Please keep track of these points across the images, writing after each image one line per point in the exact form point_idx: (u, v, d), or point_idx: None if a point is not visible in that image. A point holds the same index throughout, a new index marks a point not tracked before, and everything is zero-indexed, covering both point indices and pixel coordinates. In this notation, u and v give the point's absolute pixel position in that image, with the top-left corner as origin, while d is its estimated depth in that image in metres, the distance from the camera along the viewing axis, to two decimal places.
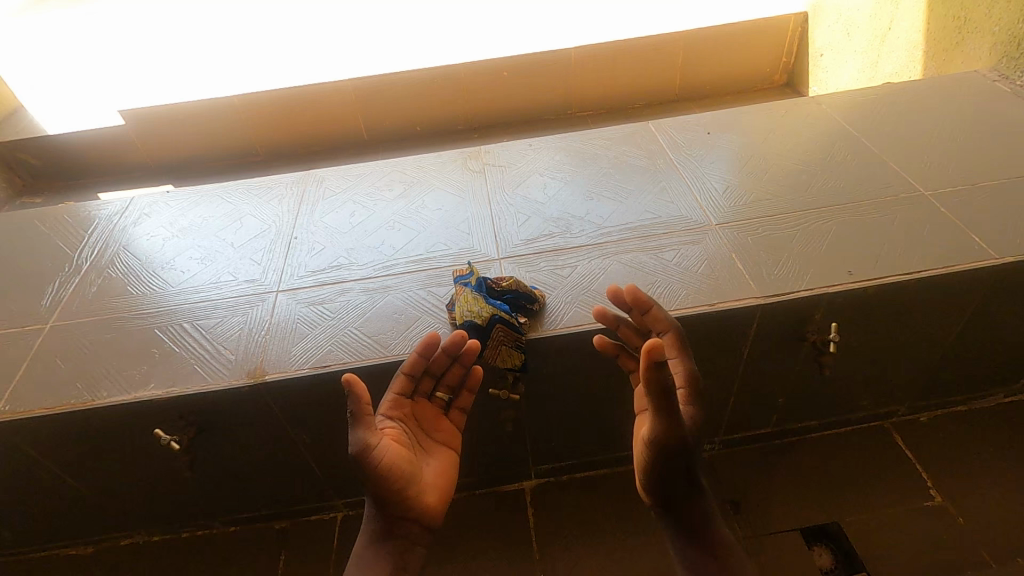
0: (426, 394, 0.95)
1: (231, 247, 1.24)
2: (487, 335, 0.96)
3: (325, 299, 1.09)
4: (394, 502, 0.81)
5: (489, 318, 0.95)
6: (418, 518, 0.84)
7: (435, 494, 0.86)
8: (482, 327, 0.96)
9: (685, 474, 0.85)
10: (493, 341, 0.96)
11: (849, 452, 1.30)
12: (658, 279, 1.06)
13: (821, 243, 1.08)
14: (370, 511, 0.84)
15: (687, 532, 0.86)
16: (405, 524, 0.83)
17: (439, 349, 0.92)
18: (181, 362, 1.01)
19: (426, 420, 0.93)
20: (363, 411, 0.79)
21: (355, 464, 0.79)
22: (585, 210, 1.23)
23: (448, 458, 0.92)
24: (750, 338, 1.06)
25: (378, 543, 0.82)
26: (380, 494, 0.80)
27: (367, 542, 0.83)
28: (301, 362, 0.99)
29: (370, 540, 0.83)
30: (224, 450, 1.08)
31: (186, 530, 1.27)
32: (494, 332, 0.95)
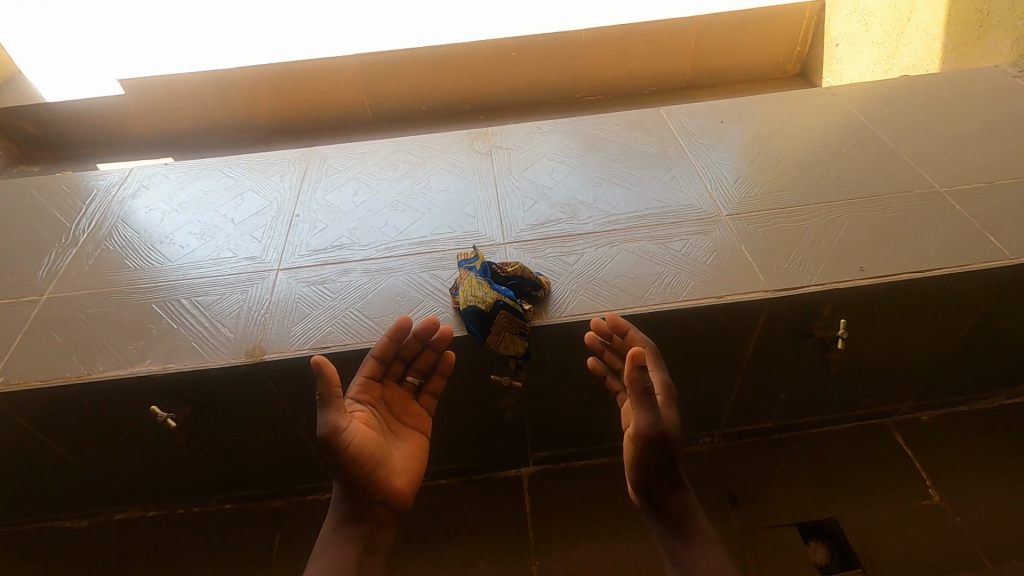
0: (396, 378, 0.93)
1: (232, 222, 1.22)
2: (491, 322, 0.93)
3: (327, 279, 1.08)
4: (361, 485, 0.80)
5: (494, 303, 0.93)
6: (386, 502, 0.82)
7: (403, 477, 0.85)
8: (487, 313, 0.93)
9: (669, 472, 0.84)
10: (498, 328, 0.94)
11: (849, 449, 1.30)
12: (666, 270, 1.04)
13: (832, 237, 1.06)
14: (337, 495, 0.82)
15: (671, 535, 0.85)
16: (372, 508, 0.81)
17: (411, 333, 0.92)
18: (179, 339, 1.00)
19: (396, 404, 0.92)
20: (332, 394, 0.79)
21: (322, 447, 0.79)
22: (593, 196, 1.20)
23: (419, 442, 0.91)
24: (757, 332, 1.04)
25: (345, 528, 0.81)
26: (346, 477, 0.80)
27: (333, 528, 0.81)
28: (301, 342, 0.98)
29: (337, 526, 0.81)
30: (220, 429, 1.07)
31: (182, 506, 1.26)
32: (499, 319, 0.93)
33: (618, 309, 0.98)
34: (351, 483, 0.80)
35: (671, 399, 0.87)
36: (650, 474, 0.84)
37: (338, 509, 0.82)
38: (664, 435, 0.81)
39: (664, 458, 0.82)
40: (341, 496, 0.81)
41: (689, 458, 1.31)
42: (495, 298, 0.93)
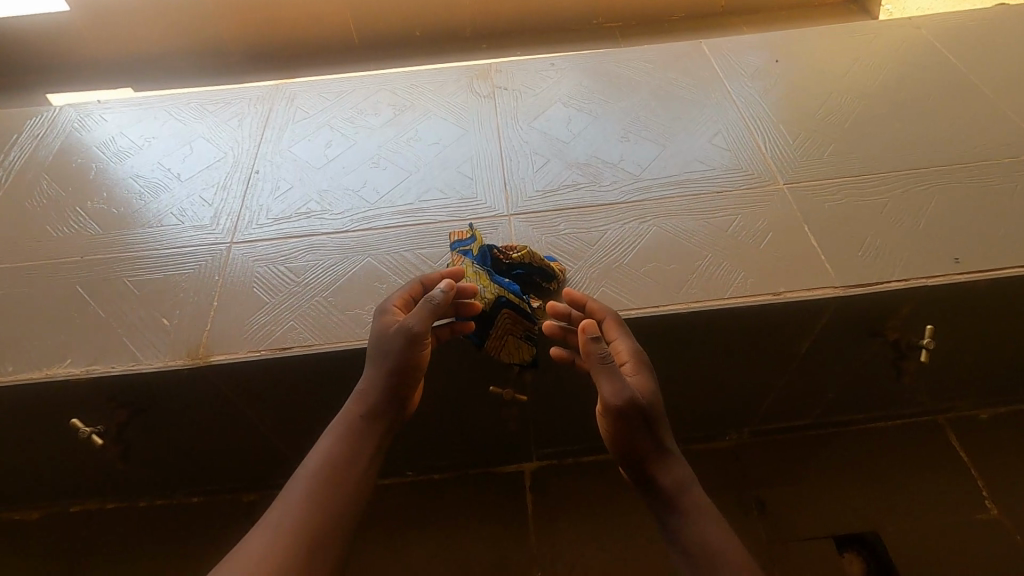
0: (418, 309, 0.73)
1: (179, 179, 1.00)
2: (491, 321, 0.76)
3: (290, 257, 0.88)
4: (408, 379, 0.66)
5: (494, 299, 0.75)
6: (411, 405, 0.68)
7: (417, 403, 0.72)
8: (486, 310, 0.75)
9: (653, 451, 0.63)
10: (499, 329, 0.76)
11: (896, 450, 1.14)
12: (709, 255, 0.84)
13: (917, 217, 0.85)
14: (373, 382, 0.66)
15: (669, 536, 0.61)
16: (402, 403, 0.66)
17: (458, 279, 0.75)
18: (108, 333, 0.81)
19: None
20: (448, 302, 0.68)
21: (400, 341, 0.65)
22: (617, 154, 0.98)
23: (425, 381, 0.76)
24: (814, 334, 0.85)
25: (370, 418, 0.64)
26: (404, 364, 0.65)
27: (354, 415, 0.64)
28: (257, 341, 0.79)
29: (358, 412, 0.64)
30: (165, 434, 0.90)
31: (144, 499, 1.13)
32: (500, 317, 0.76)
33: (649, 307, 0.79)
34: (403, 373, 0.66)
35: (643, 366, 0.68)
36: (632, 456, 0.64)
37: (365, 393, 0.65)
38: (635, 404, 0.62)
39: (641, 433, 0.63)
40: (382, 382, 0.65)
41: (713, 456, 1.15)
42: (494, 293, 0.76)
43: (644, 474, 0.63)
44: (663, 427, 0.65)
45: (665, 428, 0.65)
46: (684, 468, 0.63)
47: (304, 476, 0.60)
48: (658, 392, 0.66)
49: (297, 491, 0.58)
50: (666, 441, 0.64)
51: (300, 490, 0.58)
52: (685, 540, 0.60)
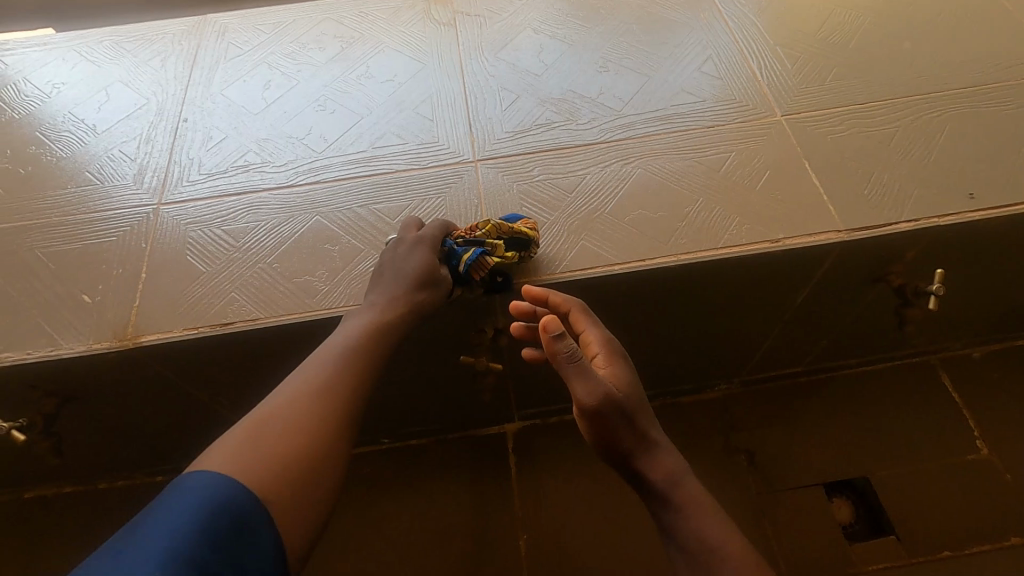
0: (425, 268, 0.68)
1: (96, 132, 0.87)
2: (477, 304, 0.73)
3: (227, 217, 0.77)
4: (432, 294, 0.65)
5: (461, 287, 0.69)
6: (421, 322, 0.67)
7: None
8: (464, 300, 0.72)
9: (639, 447, 0.56)
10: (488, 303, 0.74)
11: (888, 394, 1.11)
12: (700, 199, 0.75)
13: (927, 150, 0.77)
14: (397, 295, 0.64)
15: (665, 533, 0.56)
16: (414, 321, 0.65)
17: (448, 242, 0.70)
18: (20, 313, 0.71)
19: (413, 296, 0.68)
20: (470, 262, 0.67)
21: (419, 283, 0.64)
22: (596, 87, 0.87)
23: None
24: (815, 281, 0.78)
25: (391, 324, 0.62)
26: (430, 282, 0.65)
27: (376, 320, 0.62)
28: (195, 316, 0.70)
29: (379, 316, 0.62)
30: (107, 421, 0.81)
31: (101, 482, 1.05)
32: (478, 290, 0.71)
33: (635, 261, 0.71)
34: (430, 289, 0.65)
35: (619, 357, 0.60)
36: (613, 454, 0.56)
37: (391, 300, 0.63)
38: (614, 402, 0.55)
39: (622, 433, 0.55)
40: (411, 294, 0.63)
41: (702, 408, 1.10)
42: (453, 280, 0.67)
43: (628, 470, 0.56)
44: (648, 419, 0.58)
45: (647, 419, 0.57)
46: (671, 457, 0.57)
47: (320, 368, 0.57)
48: (638, 383, 0.59)
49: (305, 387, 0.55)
50: (648, 431, 0.57)
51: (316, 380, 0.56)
52: (682, 537, 0.54)
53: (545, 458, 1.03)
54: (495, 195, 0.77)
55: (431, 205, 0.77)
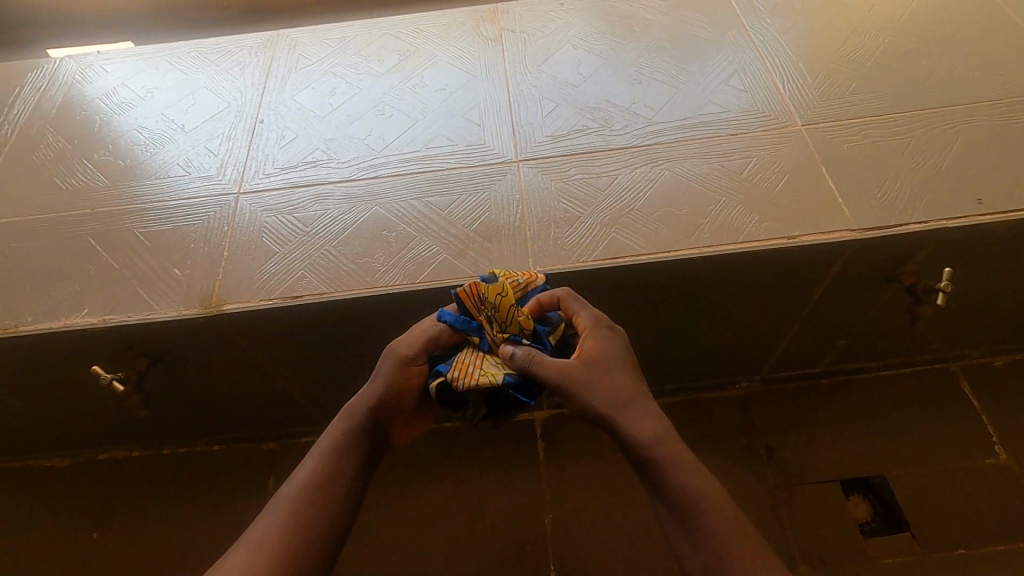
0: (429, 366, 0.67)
1: (183, 130, 0.99)
2: (500, 396, 0.68)
3: (297, 205, 0.87)
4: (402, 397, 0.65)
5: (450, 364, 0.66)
6: (397, 433, 0.68)
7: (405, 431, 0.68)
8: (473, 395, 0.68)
9: (606, 406, 0.61)
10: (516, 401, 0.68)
11: (906, 397, 1.14)
12: (722, 199, 0.82)
13: (939, 158, 0.82)
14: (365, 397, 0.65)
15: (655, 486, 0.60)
16: (386, 430, 0.66)
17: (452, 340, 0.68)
18: (121, 281, 0.82)
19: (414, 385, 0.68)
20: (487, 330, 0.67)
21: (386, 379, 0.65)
22: (629, 97, 0.95)
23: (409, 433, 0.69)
24: (830, 277, 0.84)
25: (355, 436, 0.63)
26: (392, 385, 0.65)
27: (336, 436, 0.63)
28: (268, 290, 0.80)
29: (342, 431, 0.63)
30: (183, 384, 0.91)
31: (167, 448, 1.15)
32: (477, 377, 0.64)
33: (660, 253, 0.79)
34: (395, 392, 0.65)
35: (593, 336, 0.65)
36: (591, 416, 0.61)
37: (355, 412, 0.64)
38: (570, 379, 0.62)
39: (586, 398, 0.61)
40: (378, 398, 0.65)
41: (721, 404, 1.16)
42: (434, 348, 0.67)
43: (611, 432, 0.61)
44: (617, 382, 0.62)
45: (620, 380, 0.63)
46: (646, 416, 0.62)
47: (282, 500, 0.59)
48: (609, 355, 0.64)
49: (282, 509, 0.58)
50: (621, 392, 0.62)
51: (281, 510, 0.58)
52: (670, 493, 0.59)
53: (571, 444, 1.10)
54: (535, 192, 0.86)
55: (477, 199, 0.86)
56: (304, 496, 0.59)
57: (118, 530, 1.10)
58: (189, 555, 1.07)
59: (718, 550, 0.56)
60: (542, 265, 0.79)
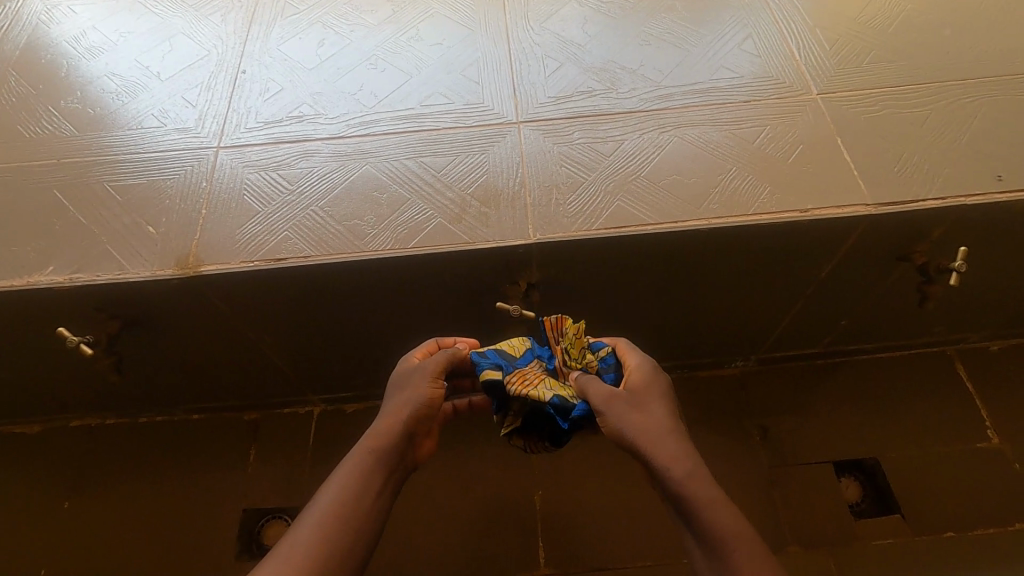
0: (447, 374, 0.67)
1: (159, 79, 0.92)
2: (541, 417, 0.69)
3: (281, 162, 0.82)
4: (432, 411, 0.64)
5: (508, 369, 0.68)
6: (423, 448, 0.65)
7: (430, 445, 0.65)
8: (518, 408, 0.68)
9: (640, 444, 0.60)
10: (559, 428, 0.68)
11: (903, 380, 1.13)
12: (733, 168, 0.78)
13: (958, 132, 0.79)
14: (394, 411, 0.63)
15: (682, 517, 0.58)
16: (413, 445, 0.63)
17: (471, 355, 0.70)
18: (90, 238, 0.77)
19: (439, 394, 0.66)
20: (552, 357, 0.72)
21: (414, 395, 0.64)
22: (637, 59, 0.90)
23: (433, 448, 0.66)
24: (841, 253, 0.81)
25: (386, 450, 0.60)
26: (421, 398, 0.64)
27: (366, 448, 0.60)
28: (249, 251, 0.75)
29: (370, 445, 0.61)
30: (160, 349, 0.86)
31: (144, 415, 1.11)
32: (530, 388, 0.67)
33: (667, 222, 0.75)
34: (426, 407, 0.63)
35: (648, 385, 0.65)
36: (625, 445, 0.62)
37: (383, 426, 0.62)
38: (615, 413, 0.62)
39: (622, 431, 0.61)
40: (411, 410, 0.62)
41: (717, 383, 1.13)
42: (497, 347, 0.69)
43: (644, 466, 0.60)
44: (656, 426, 0.62)
45: (658, 421, 0.62)
46: (677, 450, 0.60)
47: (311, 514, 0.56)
48: (656, 404, 0.64)
49: (309, 525, 0.55)
50: (660, 431, 0.61)
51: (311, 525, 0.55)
52: (697, 521, 0.56)
53: None
54: (536, 156, 0.81)
55: (475, 162, 0.81)
56: (335, 510, 0.56)
57: (92, 499, 1.05)
58: (167, 526, 1.03)
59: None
60: (543, 233, 0.75)
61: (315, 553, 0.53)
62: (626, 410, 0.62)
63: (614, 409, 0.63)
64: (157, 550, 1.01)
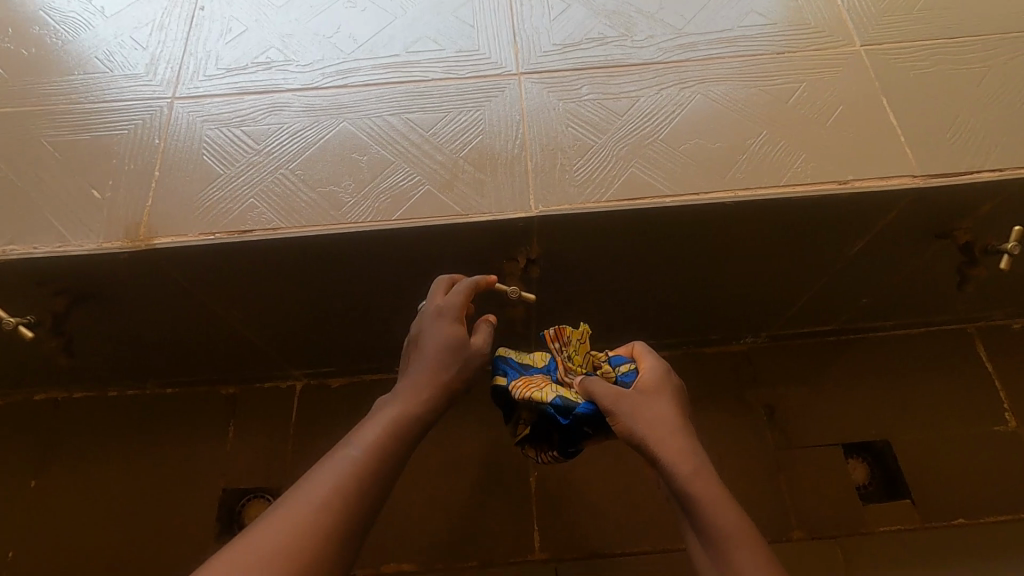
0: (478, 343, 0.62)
1: (104, 15, 0.80)
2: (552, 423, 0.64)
3: (246, 117, 0.71)
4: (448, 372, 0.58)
5: (516, 373, 0.66)
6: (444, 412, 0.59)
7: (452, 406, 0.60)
8: (527, 416, 0.66)
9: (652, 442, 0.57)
10: (570, 429, 0.63)
11: (920, 359, 1.07)
12: (763, 131, 0.69)
13: (1018, 93, 0.69)
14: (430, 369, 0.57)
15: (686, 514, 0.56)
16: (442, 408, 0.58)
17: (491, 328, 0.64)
18: (26, 202, 0.67)
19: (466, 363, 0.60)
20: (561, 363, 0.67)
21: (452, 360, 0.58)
22: (655, 1, 0.78)
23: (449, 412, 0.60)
24: (877, 228, 0.72)
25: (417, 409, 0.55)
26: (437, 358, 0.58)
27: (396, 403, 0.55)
28: (211, 222, 0.66)
29: (382, 410, 0.55)
30: (118, 325, 0.78)
31: (113, 389, 1.03)
32: (534, 390, 0.63)
33: (686, 194, 0.66)
34: (443, 368, 0.57)
35: (656, 385, 0.62)
36: (634, 444, 0.59)
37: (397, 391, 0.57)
38: (625, 412, 0.59)
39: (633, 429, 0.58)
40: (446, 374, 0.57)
41: (725, 360, 1.07)
42: (509, 353, 0.68)
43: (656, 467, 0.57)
44: (668, 423, 0.59)
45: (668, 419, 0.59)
46: (684, 447, 0.57)
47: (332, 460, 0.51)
48: (665, 399, 0.61)
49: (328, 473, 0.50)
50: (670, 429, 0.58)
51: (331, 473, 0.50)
52: (702, 518, 0.54)
53: None
54: (538, 114, 0.71)
55: (469, 120, 0.71)
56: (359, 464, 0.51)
57: (59, 478, 0.99)
58: (139, 508, 0.97)
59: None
60: (546, 204, 0.66)
61: (318, 515, 0.47)
62: (634, 408, 0.59)
63: (623, 406, 0.59)
64: (129, 532, 0.95)
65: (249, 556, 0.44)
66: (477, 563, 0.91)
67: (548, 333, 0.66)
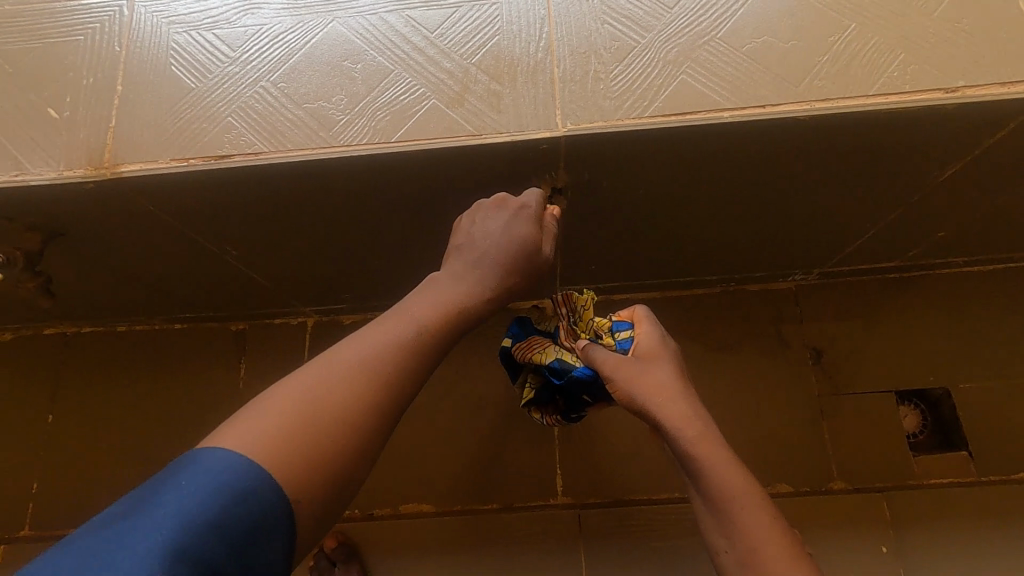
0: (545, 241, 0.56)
1: None
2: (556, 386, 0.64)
3: (218, 18, 0.60)
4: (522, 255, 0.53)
5: (521, 337, 0.65)
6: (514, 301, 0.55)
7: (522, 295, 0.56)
8: (533, 381, 0.66)
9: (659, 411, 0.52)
10: (572, 395, 0.63)
11: (992, 299, 0.95)
12: (851, 24, 0.56)
13: None
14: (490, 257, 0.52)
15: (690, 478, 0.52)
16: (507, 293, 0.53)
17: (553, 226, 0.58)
18: None
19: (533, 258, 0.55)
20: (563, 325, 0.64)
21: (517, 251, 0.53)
22: None
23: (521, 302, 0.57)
24: (982, 147, 0.59)
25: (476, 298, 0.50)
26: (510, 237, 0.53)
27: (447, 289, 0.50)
28: (184, 147, 0.57)
29: (444, 290, 0.50)
30: (105, 260, 0.71)
31: (120, 324, 0.99)
32: (534, 354, 0.62)
33: (749, 107, 0.54)
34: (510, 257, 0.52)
35: (660, 350, 0.56)
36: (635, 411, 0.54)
37: (469, 279, 0.51)
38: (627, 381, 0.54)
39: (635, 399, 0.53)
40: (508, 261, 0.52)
41: (770, 299, 0.97)
42: (516, 316, 0.66)
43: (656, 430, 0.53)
44: (672, 391, 0.53)
45: (673, 384, 0.54)
46: (689, 411, 0.52)
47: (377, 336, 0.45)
48: (666, 366, 0.55)
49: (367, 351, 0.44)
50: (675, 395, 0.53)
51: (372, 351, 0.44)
52: (709, 482, 0.50)
53: None
54: (568, 8, 0.58)
55: (483, 17, 0.58)
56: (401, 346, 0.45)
57: (74, 413, 0.97)
58: (151, 443, 0.94)
59: (756, 554, 0.47)
60: (576, 120, 0.55)
61: (351, 390, 0.42)
62: (634, 375, 0.54)
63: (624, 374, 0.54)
64: (141, 468, 0.93)
65: (289, 417, 0.39)
66: (498, 507, 0.87)
67: (555, 296, 0.64)
